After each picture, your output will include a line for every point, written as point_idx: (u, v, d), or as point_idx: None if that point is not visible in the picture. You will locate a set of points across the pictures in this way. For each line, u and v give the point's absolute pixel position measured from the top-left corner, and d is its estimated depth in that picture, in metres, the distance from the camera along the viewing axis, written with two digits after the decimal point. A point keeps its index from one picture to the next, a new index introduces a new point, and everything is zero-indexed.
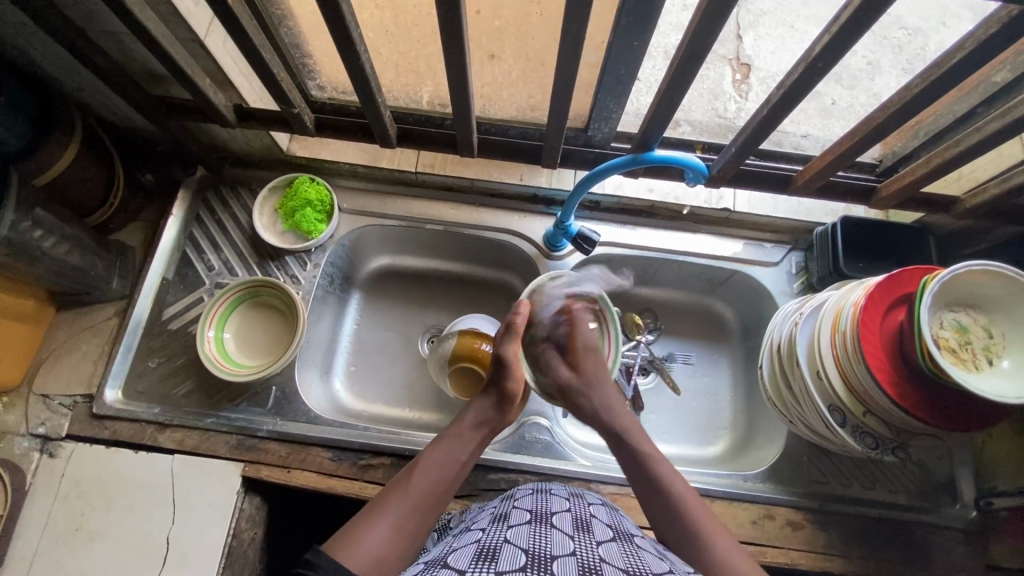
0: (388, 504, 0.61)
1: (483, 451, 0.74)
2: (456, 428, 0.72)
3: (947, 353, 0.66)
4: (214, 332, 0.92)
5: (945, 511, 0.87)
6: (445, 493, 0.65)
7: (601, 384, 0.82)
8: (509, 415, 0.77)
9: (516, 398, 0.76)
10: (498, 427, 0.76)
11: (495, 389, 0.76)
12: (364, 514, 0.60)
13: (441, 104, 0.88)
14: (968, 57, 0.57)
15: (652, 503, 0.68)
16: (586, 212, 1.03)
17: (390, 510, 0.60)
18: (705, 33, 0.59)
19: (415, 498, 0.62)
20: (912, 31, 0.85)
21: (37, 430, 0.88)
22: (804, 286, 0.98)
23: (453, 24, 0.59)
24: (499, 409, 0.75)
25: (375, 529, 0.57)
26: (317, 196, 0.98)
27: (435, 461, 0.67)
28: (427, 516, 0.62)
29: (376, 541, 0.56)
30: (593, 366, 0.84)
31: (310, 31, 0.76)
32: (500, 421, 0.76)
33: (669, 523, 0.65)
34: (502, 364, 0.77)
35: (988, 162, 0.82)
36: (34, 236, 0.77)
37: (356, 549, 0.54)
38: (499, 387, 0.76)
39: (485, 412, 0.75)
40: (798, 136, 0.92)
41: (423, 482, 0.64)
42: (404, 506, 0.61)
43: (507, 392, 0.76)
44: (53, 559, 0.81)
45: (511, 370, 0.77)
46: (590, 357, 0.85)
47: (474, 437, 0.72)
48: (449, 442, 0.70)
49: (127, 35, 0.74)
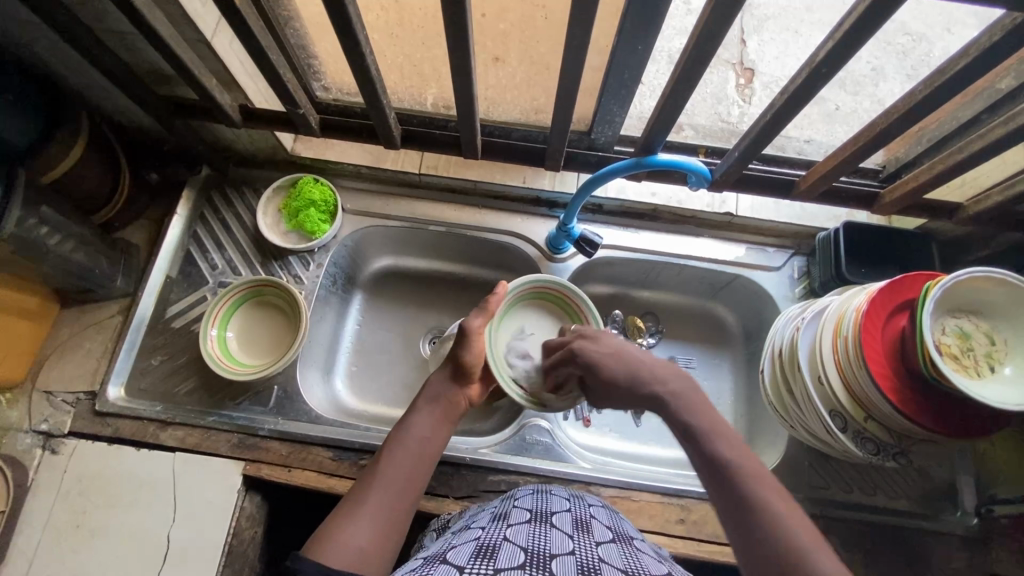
0: (364, 499, 0.60)
1: (452, 425, 0.71)
2: (416, 406, 0.70)
3: (949, 359, 0.66)
4: (216, 331, 0.93)
5: (945, 518, 0.87)
6: (422, 469, 0.65)
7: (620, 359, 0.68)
8: (468, 387, 0.75)
9: (473, 371, 0.75)
10: (460, 400, 0.73)
11: (451, 363, 0.76)
12: (340, 510, 0.59)
13: (446, 106, 0.88)
14: (972, 64, 0.57)
15: (716, 490, 0.54)
16: (589, 216, 1.03)
17: (366, 507, 0.59)
18: (710, 37, 0.59)
19: (387, 489, 0.61)
20: (916, 38, 0.86)
21: (40, 426, 0.88)
22: (806, 291, 0.98)
23: (459, 27, 0.60)
24: (455, 382, 0.74)
25: (353, 527, 0.57)
26: (321, 197, 0.98)
27: (401, 444, 0.65)
28: (405, 502, 0.61)
29: (355, 538, 0.56)
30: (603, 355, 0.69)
31: (316, 33, 0.77)
32: (463, 395, 0.74)
33: (730, 506, 0.53)
34: (465, 337, 0.76)
35: (991, 168, 0.83)
36: (40, 234, 0.77)
37: (335, 548, 0.54)
38: (455, 359, 0.75)
39: (439, 387, 0.73)
40: (800, 142, 0.91)
41: (393, 471, 0.63)
42: (379, 499, 0.60)
43: (463, 364, 0.75)
44: (54, 555, 0.81)
45: (471, 344, 0.76)
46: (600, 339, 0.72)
47: (434, 411, 0.70)
48: (414, 419, 0.69)
49: (136, 35, 0.74)
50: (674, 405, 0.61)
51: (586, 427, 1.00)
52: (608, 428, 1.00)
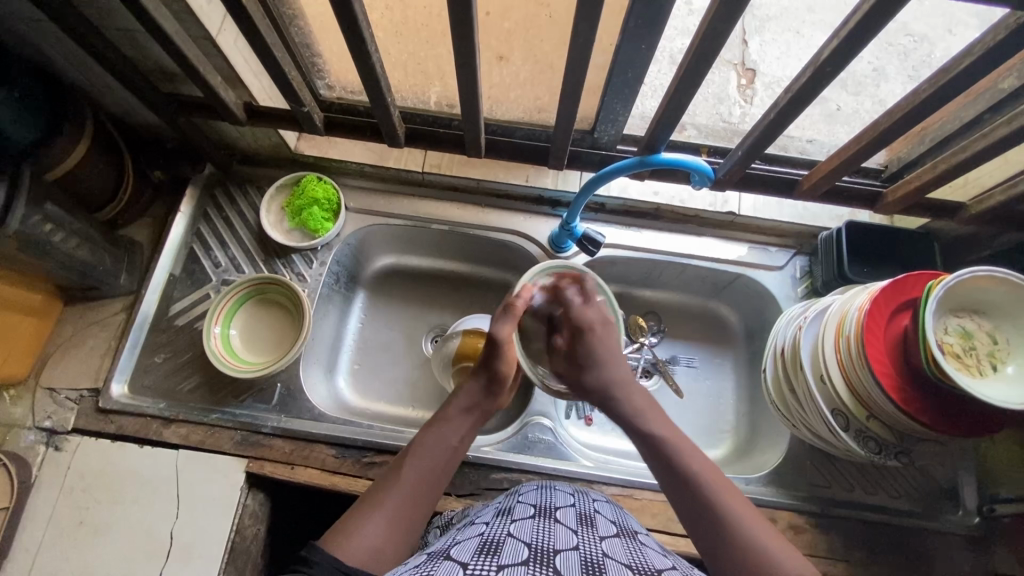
0: (382, 500, 0.61)
1: (477, 433, 0.74)
2: (449, 413, 0.72)
3: (951, 358, 0.66)
4: (220, 329, 0.93)
5: (946, 517, 0.87)
6: (441, 476, 0.66)
7: (610, 353, 0.75)
8: (500, 397, 0.76)
9: (507, 380, 0.75)
10: (491, 409, 0.75)
11: (484, 373, 0.74)
12: (358, 508, 0.60)
13: (449, 105, 0.89)
14: (975, 63, 0.57)
15: (677, 494, 0.64)
16: (592, 215, 1.03)
17: (386, 504, 0.61)
18: (715, 36, 0.59)
19: (409, 489, 0.63)
20: (918, 38, 0.85)
21: (43, 423, 0.88)
22: (808, 290, 0.98)
23: (464, 25, 0.60)
24: (489, 392, 0.74)
25: (371, 526, 0.58)
26: (325, 195, 0.99)
27: (427, 451, 0.67)
28: (423, 505, 0.63)
29: (372, 537, 0.56)
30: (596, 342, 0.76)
31: (319, 30, 0.77)
32: (493, 405, 0.75)
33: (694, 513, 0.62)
34: (495, 347, 0.74)
35: (993, 168, 0.83)
36: (45, 230, 0.77)
37: (352, 543, 0.55)
38: (488, 370, 0.74)
39: (472, 396, 0.74)
40: (803, 141, 0.92)
41: (417, 472, 0.65)
42: (399, 498, 0.62)
43: (496, 373, 0.74)
44: (57, 552, 0.81)
45: (502, 353, 0.74)
46: (584, 339, 0.76)
47: (463, 419, 0.72)
48: (443, 429, 0.70)
49: (142, 32, 0.75)
50: (640, 419, 0.70)
51: (588, 425, 1.00)
52: (610, 427, 1.00)
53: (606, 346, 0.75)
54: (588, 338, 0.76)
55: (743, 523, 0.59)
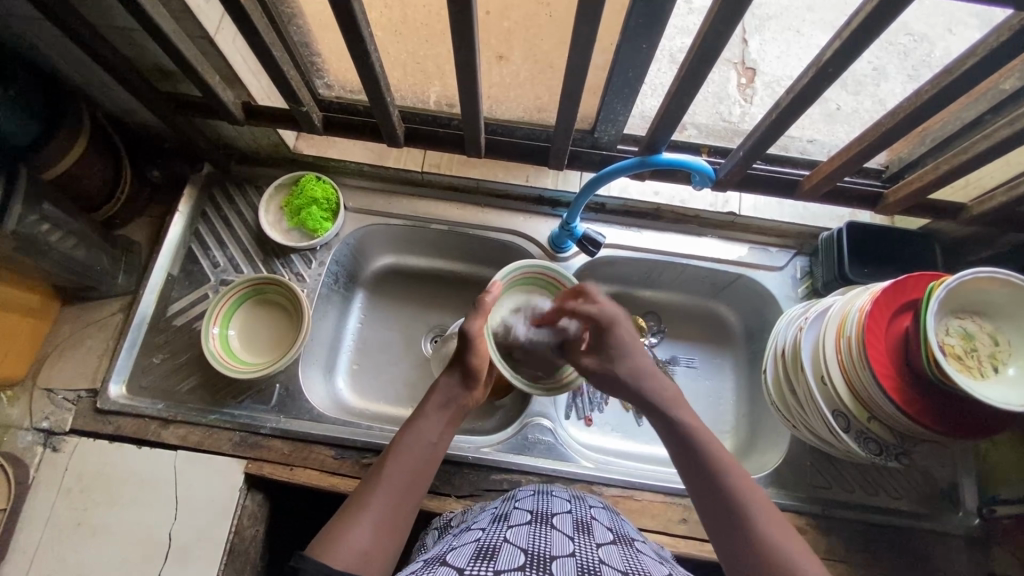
0: (368, 500, 0.61)
1: (454, 430, 0.74)
2: (425, 411, 0.71)
3: (952, 360, 0.66)
4: (218, 329, 0.92)
5: (947, 518, 0.87)
6: (423, 475, 0.66)
7: (635, 347, 0.74)
8: (477, 390, 0.76)
9: (480, 375, 0.75)
10: (466, 405, 0.75)
11: (459, 367, 0.74)
12: (343, 513, 0.60)
13: (449, 105, 0.88)
14: (978, 64, 0.57)
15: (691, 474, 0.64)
16: (593, 215, 1.03)
17: (369, 507, 0.60)
18: (717, 36, 0.58)
19: (393, 489, 0.62)
20: (918, 38, 0.85)
21: (41, 424, 0.88)
22: (808, 291, 0.98)
23: (464, 25, 0.60)
24: (465, 386, 0.74)
25: (358, 526, 0.58)
26: (323, 195, 0.98)
27: (407, 447, 0.67)
28: (408, 505, 0.63)
29: (361, 538, 0.56)
30: (625, 338, 0.74)
31: (318, 29, 0.77)
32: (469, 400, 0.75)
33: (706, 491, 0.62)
34: (467, 342, 0.73)
35: (994, 169, 0.83)
36: (42, 230, 0.77)
37: (340, 549, 0.55)
38: (463, 365, 0.74)
39: (448, 392, 0.73)
40: (804, 141, 0.91)
41: (398, 472, 0.64)
42: (383, 500, 0.61)
43: (470, 368, 0.74)
44: (54, 553, 0.81)
45: (474, 348, 0.73)
46: (610, 332, 0.74)
47: (441, 417, 0.72)
48: (421, 425, 0.70)
49: (140, 31, 0.74)
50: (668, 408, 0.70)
51: (588, 426, 1.00)
52: (610, 427, 1.00)
53: (632, 337, 0.75)
54: (618, 334, 0.73)
55: (751, 507, 0.59)
